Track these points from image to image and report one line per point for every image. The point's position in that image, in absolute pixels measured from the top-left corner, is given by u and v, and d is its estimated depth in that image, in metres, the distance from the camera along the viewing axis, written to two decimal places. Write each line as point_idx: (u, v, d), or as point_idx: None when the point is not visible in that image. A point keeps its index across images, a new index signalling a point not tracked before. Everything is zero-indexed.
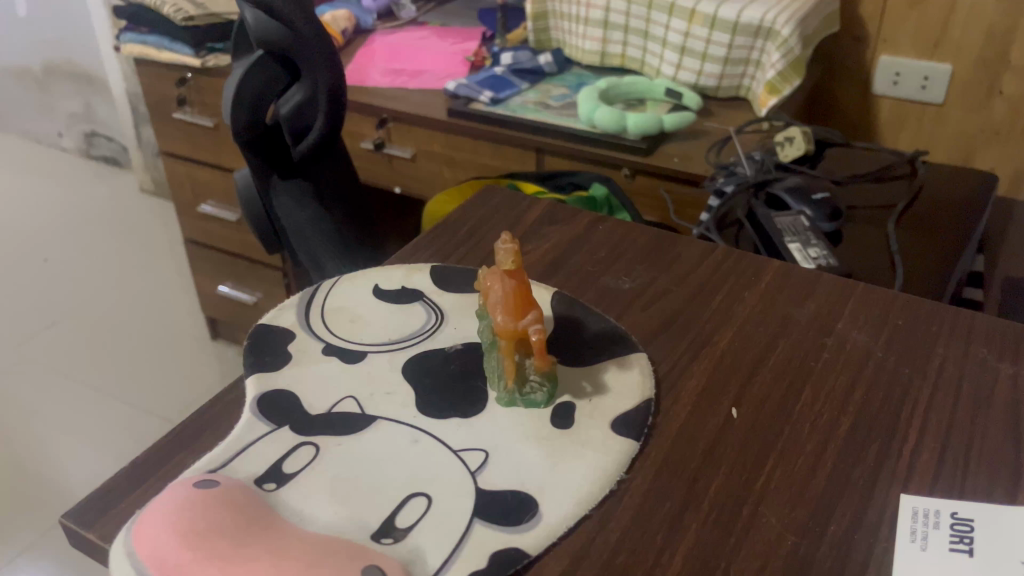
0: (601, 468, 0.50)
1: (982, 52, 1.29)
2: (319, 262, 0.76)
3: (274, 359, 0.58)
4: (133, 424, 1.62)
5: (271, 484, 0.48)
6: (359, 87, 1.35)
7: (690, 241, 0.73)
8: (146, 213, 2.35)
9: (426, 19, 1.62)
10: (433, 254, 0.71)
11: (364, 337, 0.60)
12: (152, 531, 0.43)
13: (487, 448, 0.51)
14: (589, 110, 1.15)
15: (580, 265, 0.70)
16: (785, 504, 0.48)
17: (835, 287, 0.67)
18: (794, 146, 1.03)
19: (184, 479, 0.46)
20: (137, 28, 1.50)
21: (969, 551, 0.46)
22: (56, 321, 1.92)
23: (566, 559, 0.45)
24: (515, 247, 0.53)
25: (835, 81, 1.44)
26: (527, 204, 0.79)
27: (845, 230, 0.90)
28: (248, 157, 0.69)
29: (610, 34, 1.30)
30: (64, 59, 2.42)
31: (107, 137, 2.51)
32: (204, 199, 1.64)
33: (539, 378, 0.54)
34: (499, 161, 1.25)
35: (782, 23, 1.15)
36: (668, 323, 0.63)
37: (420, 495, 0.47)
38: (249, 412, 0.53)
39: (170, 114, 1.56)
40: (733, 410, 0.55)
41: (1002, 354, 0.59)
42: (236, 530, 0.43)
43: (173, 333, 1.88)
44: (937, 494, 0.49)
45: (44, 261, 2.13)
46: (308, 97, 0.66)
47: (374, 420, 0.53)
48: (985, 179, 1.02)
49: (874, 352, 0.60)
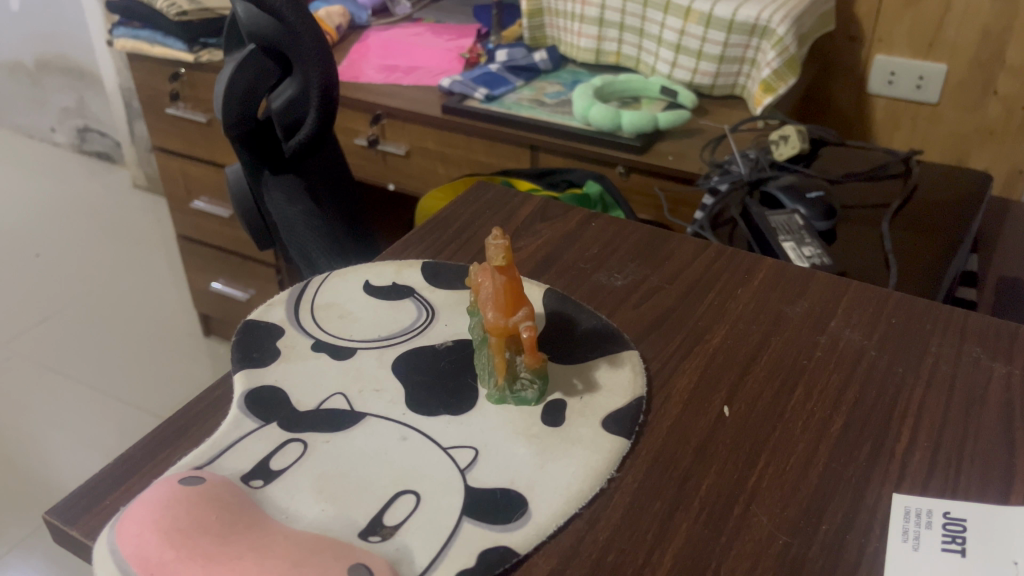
0: (592, 466, 0.49)
1: (977, 51, 1.29)
2: (310, 259, 0.74)
3: (263, 355, 0.57)
4: (125, 421, 1.61)
5: (258, 481, 0.47)
6: (353, 82, 1.34)
7: (684, 239, 0.73)
8: (138, 210, 2.34)
9: (421, 15, 1.61)
10: (424, 250, 0.71)
11: (354, 332, 0.60)
12: (135, 529, 0.42)
13: (477, 445, 0.50)
14: (583, 107, 1.14)
15: (572, 261, 0.69)
16: (777, 502, 0.48)
17: (829, 286, 0.66)
18: (788, 145, 1.03)
19: (170, 475, 0.46)
20: (130, 22, 1.49)
21: (961, 551, 0.46)
22: (49, 317, 1.91)
23: (554, 559, 0.44)
24: (505, 244, 0.52)
25: (830, 80, 1.44)
26: (520, 200, 0.78)
27: (840, 229, 0.90)
28: (240, 152, 0.68)
29: (604, 31, 1.29)
30: (56, 54, 2.40)
31: (99, 132, 2.50)
32: (197, 194, 1.63)
33: (529, 375, 0.54)
34: (492, 157, 1.24)
35: (778, 21, 1.15)
36: (659, 321, 0.62)
37: (409, 493, 0.47)
38: (237, 408, 0.52)
39: (163, 110, 1.55)
40: (724, 408, 0.54)
41: (996, 353, 0.59)
42: (220, 528, 0.42)
43: (165, 330, 1.87)
44: (929, 494, 0.49)
45: (36, 256, 2.12)
46: (300, 93, 0.66)
47: (362, 417, 0.52)
48: (979, 179, 1.02)
49: (867, 351, 0.60)
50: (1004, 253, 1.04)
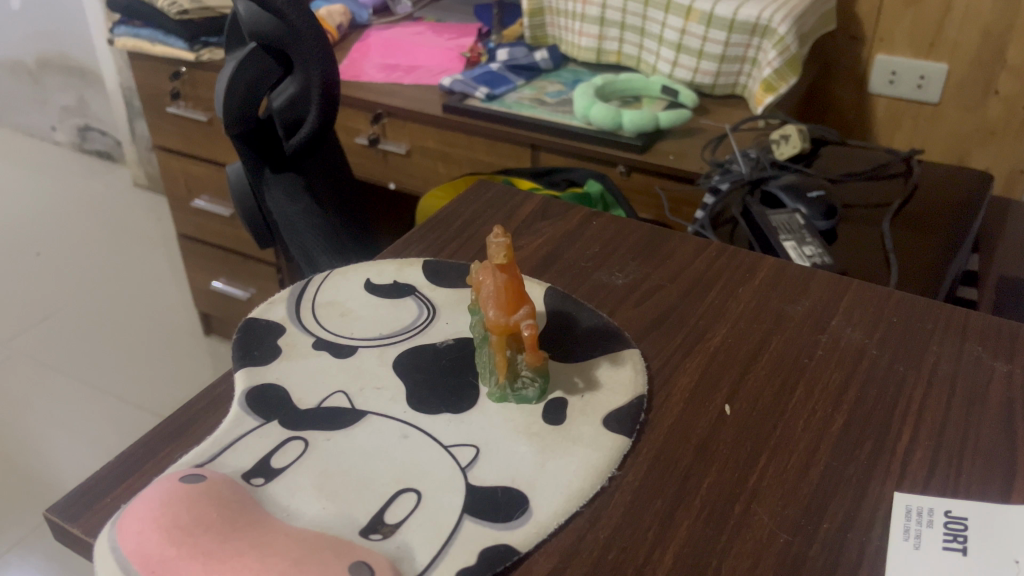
0: (593, 464, 0.49)
1: (978, 51, 1.29)
2: (311, 257, 0.73)
3: (264, 353, 0.57)
4: (125, 419, 1.61)
5: (259, 479, 0.47)
6: (353, 81, 1.34)
7: (684, 237, 0.73)
8: (138, 208, 2.34)
9: (421, 15, 1.61)
10: (425, 248, 0.71)
11: (354, 331, 0.60)
12: (136, 527, 0.42)
13: (478, 444, 0.50)
14: (584, 106, 1.14)
15: (573, 260, 0.69)
16: (778, 501, 0.48)
17: (830, 284, 0.66)
18: (789, 144, 1.03)
19: (171, 473, 0.46)
20: (130, 21, 1.49)
21: (963, 550, 0.46)
22: (49, 316, 1.91)
23: (555, 557, 0.44)
24: (507, 241, 0.53)
25: (830, 79, 1.44)
26: (521, 199, 0.78)
27: (841, 229, 0.90)
28: (241, 150, 0.67)
29: (605, 30, 1.30)
30: (56, 52, 2.40)
31: (100, 131, 2.50)
32: (197, 193, 1.63)
33: (531, 373, 0.54)
34: (493, 156, 1.24)
35: (779, 21, 1.14)
36: (660, 319, 0.62)
37: (410, 491, 0.47)
38: (238, 406, 0.52)
39: (163, 109, 1.55)
40: (726, 406, 0.54)
41: (997, 352, 0.59)
42: (221, 526, 0.42)
43: (165, 328, 1.87)
44: (931, 493, 0.49)
45: (37, 255, 2.12)
46: (302, 90, 0.66)
47: (363, 415, 0.52)
48: (980, 179, 1.02)
49: (869, 350, 0.60)
50: (1005, 253, 1.04)
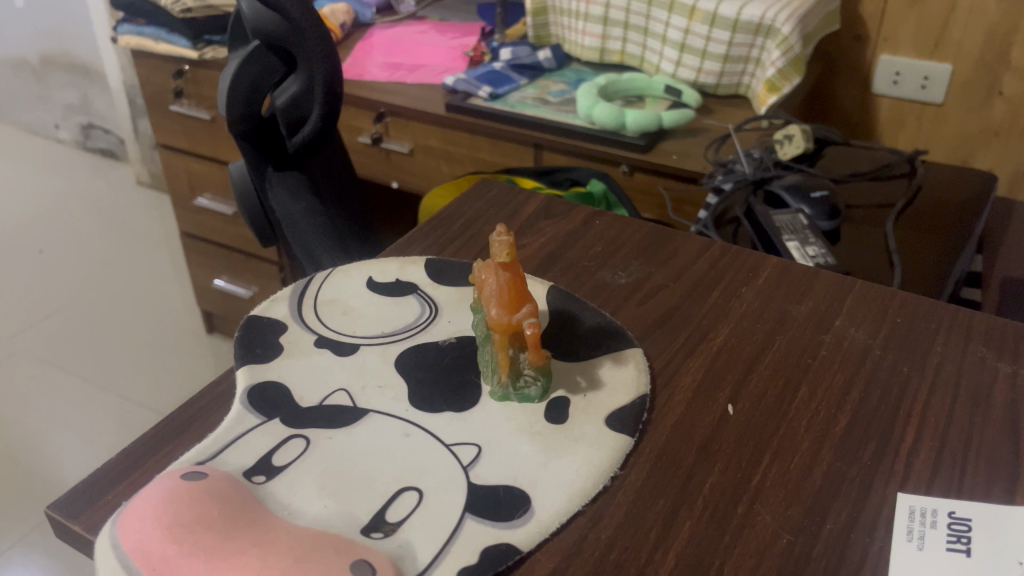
0: (596, 463, 0.49)
1: (982, 52, 1.28)
2: (313, 255, 0.74)
3: (266, 351, 0.57)
4: (126, 417, 1.61)
5: (260, 476, 0.47)
6: (357, 80, 1.34)
7: (687, 237, 0.72)
8: (141, 207, 2.34)
9: (425, 14, 1.61)
10: (428, 246, 0.71)
11: (357, 329, 0.60)
12: (137, 524, 0.42)
13: (480, 443, 0.50)
14: (588, 105, 1.14)
15: (576, 259, 0.69)
16: (780, 502, 0.47)
17: (833, 284, 0.66)
18: (793, 145, 1.03)
19: (172, 470, 0.46)
20: (134, 19, 1.49)
21: (966, 551, 0.46)
22: (51, 313, 1.91)
23: (556, 557, 0.44)
24: (509, 240, 0.52)
25: (834, 79, 1.43)
26: (524, 198, 0.78)
27: (844, 229, 0.89)
28: (243, 148, 0.68)
29: (609, 30, 1.29)
30: (59, 50, 2.41)
31: (103, 129, 2.51)
32: (200, 192, 1.64)
33: (533, 372, 0.53)
34: (495, 154, 1.24)
35: (783, 21, 1.14)
36: (664, 319, 0.62)
37: (411, 490, 0.47)
38: (239, 403, 0.52)
39: (166, 107, 1.55)
40: (728, 406, 0.54)
41: (1001, 353, 0.59)
42: (220, 523, 0.42)
43: (168, 326, 1.88)
44: (935, 493, 0.48)
45: (39, 253, 2.12)
46: (304, 89, 0.65)
47: (364, 414, 0.52)
48: (985, 179, 1.02)
49: (872, 351, 0.59)
50: (1009, 254, 1.04)
